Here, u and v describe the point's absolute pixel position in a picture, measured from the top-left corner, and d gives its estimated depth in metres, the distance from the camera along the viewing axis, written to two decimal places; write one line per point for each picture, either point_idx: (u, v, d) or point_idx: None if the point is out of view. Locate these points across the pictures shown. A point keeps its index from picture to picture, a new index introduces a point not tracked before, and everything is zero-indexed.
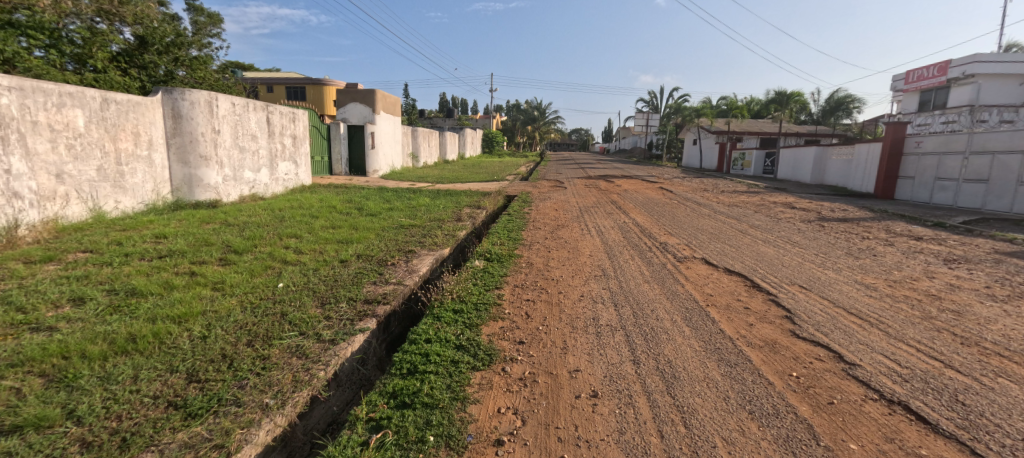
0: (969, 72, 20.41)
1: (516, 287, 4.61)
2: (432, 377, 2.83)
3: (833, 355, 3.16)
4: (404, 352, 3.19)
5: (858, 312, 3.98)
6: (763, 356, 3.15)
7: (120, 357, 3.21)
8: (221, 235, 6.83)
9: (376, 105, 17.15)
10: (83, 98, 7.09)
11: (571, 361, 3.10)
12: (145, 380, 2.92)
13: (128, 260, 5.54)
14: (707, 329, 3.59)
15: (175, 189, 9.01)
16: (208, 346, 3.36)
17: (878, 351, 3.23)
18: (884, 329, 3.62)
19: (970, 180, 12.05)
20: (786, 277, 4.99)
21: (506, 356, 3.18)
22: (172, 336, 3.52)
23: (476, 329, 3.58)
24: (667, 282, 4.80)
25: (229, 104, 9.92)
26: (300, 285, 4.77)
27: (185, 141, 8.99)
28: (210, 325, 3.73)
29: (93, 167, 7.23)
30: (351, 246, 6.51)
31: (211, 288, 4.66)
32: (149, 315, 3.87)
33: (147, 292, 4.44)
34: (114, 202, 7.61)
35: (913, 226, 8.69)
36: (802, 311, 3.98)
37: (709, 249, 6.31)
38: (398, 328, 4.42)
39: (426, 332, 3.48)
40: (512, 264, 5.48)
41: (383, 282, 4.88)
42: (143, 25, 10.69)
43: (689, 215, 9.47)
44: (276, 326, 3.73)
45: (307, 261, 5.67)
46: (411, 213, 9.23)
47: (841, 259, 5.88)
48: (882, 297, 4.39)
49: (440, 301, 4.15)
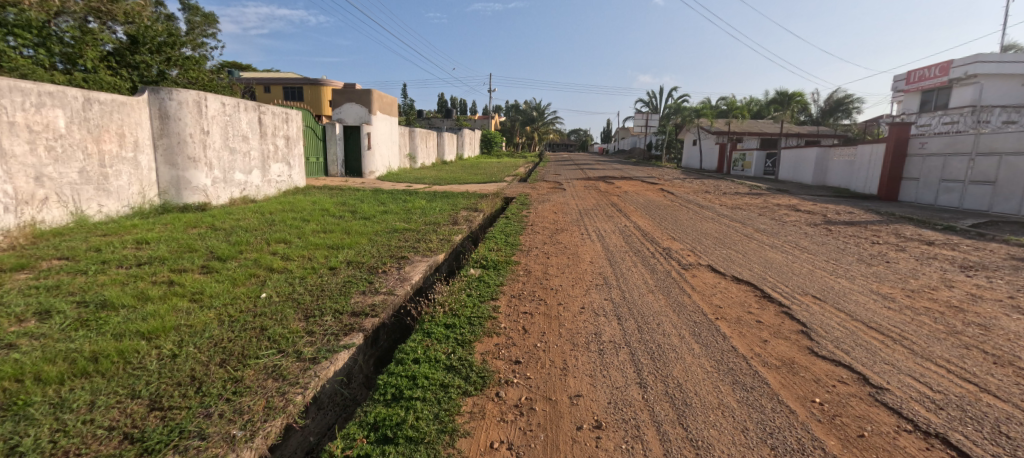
0: (971, 72, 20.20)
1: (512, 298, 4.34)
2: (419, 404, 2.57)
3: (857, 377, 2.91)
4: (389, 375, 2.91)
5: (879, 327, 3.72)
6: (781, 378, 2.89)
7: (79, 380, 2.95)
8: (206, 241, 6.56)
9: (372, 105, 16.87)
10: (64, 97, 6.80)
11: (571, 384, 2.84)
12: (102, 408, 2.66)
13: (105, 268, 5.27)
14: (718, 346, 3.33)
15: (162, 192, 8.71)
16: (177, 366, 3.10)
17: (905, 372, 2.97)
18: (909, 346, 3.37)
19: (977, 182, 11.80)
20: (797, 286, 4.73)
21: (501, 378, 2.91)
22: (138, 354, 3.25)
23: (469, 347, 3.31)
24: (673, 292, 4.53)
25: (219, 104, 9.64)
26: (285, 295, 4.50)
27: (172, 143, 8.71)
28: (182, 341, 3.46)
29: (74, 169, 6.96)
30: (341, 252, 6.25)
31: (189, 299, 4.39)
32: (118, 330, 3.60)
33: (118, 304, 4.15)
34: (97, 205, 7.32)
35: (923, 230, 8.43)
36: (819, 325, 3.71)
37: (715, 255, 6.05)
38: (388, 341, 4.16)
39: (415, 350, 3.21)
40: (509, 272, 5.21)
41: (372, 292, 4.63)
42: (136, 24, 10.41)
43: (692, 219, 9.20)
44: (254, 343, 3.46)
45: (294, 268, 5.40)
46: (406, 216, 8.97)
47: (853, 266, 5.62)
48: (901, 309, 4.12)
49: (430, 315, 3.87)
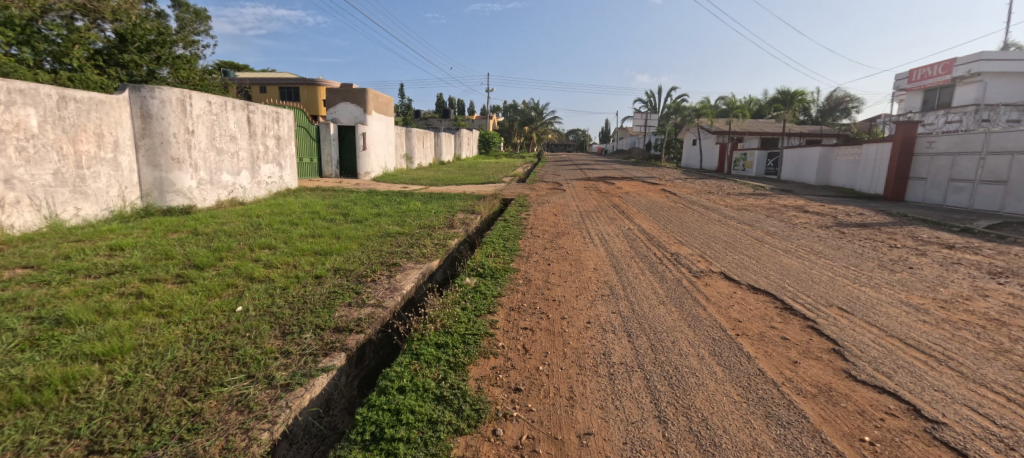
0: (975, 70, 19.90)
1: (511, 312, 3.95)
2: (401, 449, 2.21)
3: (906, 408, 2.54)
4: (369, 409, 2.53)
5: (919, 344, 3.33)
6: (820, 410, 2.53)
7: (12, 416, 2.58)
8: (185, 247, 6.15)
9: (367, 105, 16.49)
10: (36, 95, 6.39)
11: (579, 419, 2.47)
12: (31, 453, 2.33)
13: (71, 278, 4.85)
14: (743, 369, 2.96)
15: (144, 195, 8.29)
16: (128, 397, 2.73)
17: (960, 401, 2.61)
18: (957, 368, 3.00)
19: (988, 182, 11.45)
20: (820, 296, 4.35)
21: (498, 411, 2.55)
22: (87, 381, 2.87)
23: (462, 371, 2.93)
24: (686, 303, 4.15)
25: (205, 102, 9.24)
26: (262, 310, 4.09)
27: (155, 143, 8.30)
28: (139, 365, 3.08)
29: (48, 171, 6.56)
30: (329, 258, 5.85)
31: (156, 314, 3.98)
32: (68, 351, 3.20)
33: (76, 321, 3.75)
34: (73, 209, 6.92)
35: (939, 232, 8.08)
36: (852, 343, 3.34)
37: (727, 262, 5.64)
38: (374, 360, 3.78)
39: (401, 376, 2.83)
40: (507, 281, 4.83)
41: (358, 304, 4.25)
42: (124, 22, 9.97)
43: (698, 221, 8.79)
44: (220, 366, 3.08)
45: (276, 277, 5.01)
46: (400, 219, 8.55)
47: (876, 273, 5.23)
48: (938, 323, 3.75)
49: (419, 333, 3.47)
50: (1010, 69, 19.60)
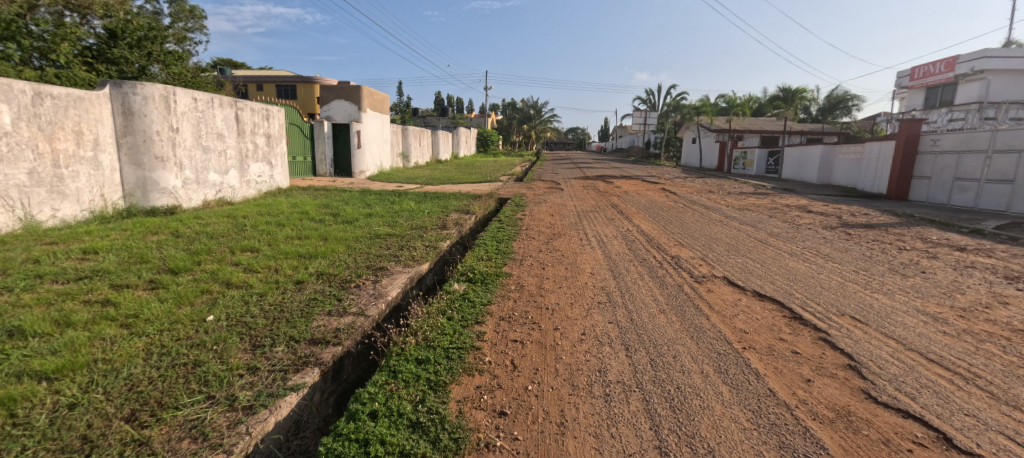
0: (978, 68, 19.65)
1: (501, 322, 3.68)
2: None
3: (936, 437, 2.29)
4: (335, 439, 2.29)
5: (942, 360, 3.07)
6: (838, 439, 2.28)
7: None
8: (163, 250, 5.88)
9: (361, 102, 16.18)
10: (10, 92, 6.08)
11: (570, 450, 2.21)
12: None
13: (36, 284, 4.56)
14: (752, 389, 2.69)
15: (126, 195, 8.00)
16: (70, 424, 2.46)
17: (995, 428, 2.35)
18: (987, 387, 2.74)
19: (994, 180, 11.20)
20: (831, 305, 4.08)
21: (480, 440, 2.29)
22: (29, 404, 2.59)
23: (442, 392, 2.65)
24: (688, 312, 3.88)
25: (190, 99, 8.94)
26: (234, 320, 3.81)
27: (137, 141, 8.00)
28: (91, 384, 2.80)
29: (23, 170, 6.27)
30: (312, 262, 5.57)
31: (119, 325, 3.69)
32: (14, 369, 2.92)
33: (30, 333, 3.47)
34: (49, 209, 6.62)
35: (948, 234, 7.82)
36: (870, 358, 3.07)
37: (731, 266, 5.38)
38: (352, 375, 3.50)
39: (375, 398, 2.57)
40: (498, 287, 4.56)
41: (338, 313, 3.96)
42: (115, 18, 9.67)
43: (699, 222, 8.51)
44: (178, 385, 2.81)
45: (254, 283, 4.71)
46: (391, 220, 8.25)
47: (887, 278, 4.96)
48: (959, 334, 3.48)
49: (400, 347, 3.20)
50: (1014, 67, 19.35)
